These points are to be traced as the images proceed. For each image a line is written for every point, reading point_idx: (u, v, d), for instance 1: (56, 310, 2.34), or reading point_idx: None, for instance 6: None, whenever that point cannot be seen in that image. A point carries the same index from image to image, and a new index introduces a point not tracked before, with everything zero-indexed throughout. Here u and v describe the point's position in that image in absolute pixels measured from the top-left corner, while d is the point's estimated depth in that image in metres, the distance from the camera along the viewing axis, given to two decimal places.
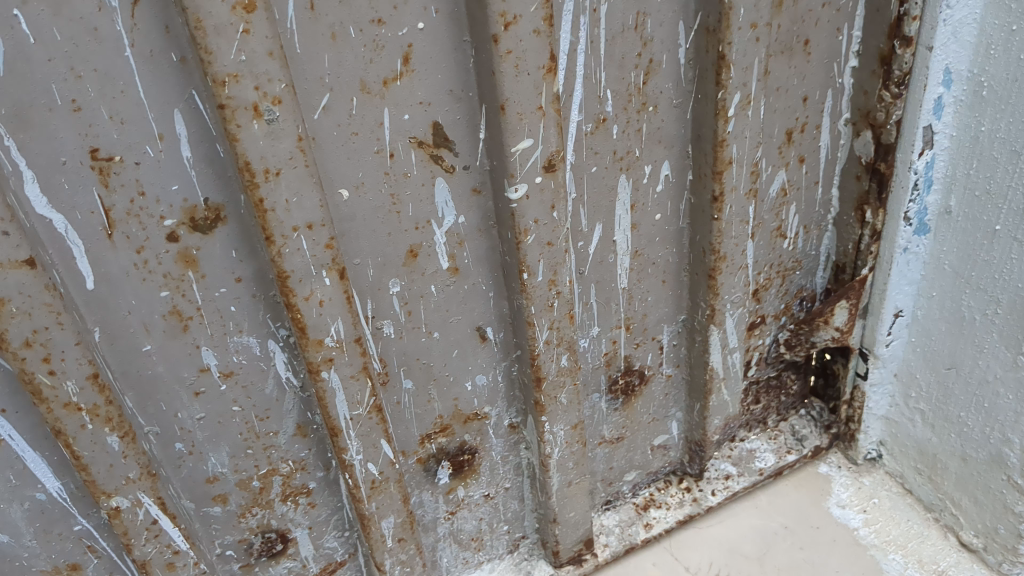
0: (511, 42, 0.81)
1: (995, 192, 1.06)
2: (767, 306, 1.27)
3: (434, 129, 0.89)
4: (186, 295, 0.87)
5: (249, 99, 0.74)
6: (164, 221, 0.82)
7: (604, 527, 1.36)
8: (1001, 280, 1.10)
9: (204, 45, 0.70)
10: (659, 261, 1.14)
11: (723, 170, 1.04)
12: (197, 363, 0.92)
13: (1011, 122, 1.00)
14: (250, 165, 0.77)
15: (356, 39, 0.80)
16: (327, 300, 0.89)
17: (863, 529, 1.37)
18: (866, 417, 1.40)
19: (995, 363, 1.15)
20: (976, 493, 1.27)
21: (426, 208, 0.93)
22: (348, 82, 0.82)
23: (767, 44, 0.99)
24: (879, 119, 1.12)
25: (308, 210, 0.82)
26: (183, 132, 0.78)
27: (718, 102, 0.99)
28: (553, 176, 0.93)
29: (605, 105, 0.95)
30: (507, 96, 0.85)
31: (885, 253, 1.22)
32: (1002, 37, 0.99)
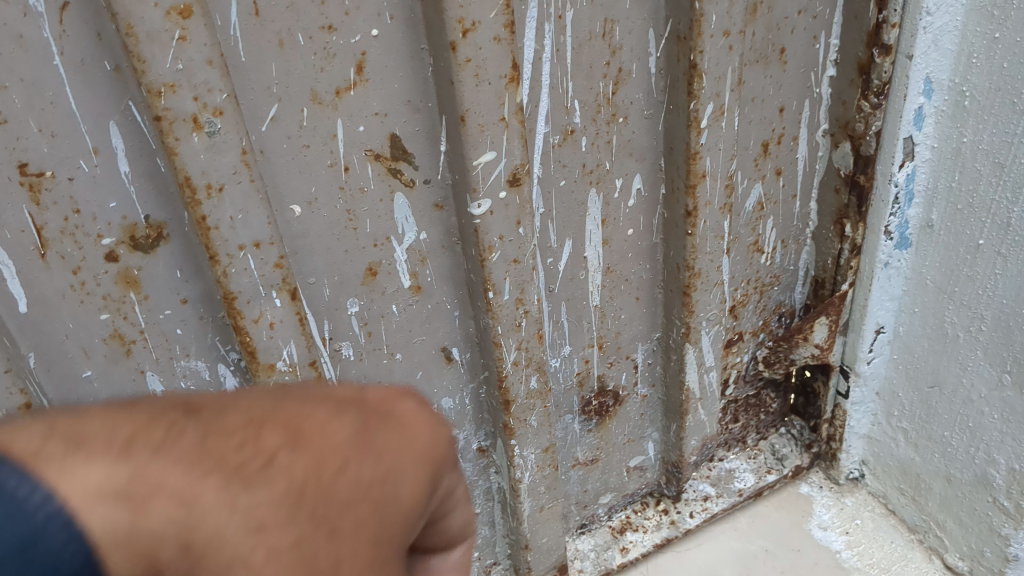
0: (470, 50, 0.77)
1: (978, 205, 1.03)
2: (744, 323, 1.23)
3: (392, 142, 0.84)
4: (127, 317, 0.82)
5: (188, 110, 0.69)
6: (101, 240, 0.77)
7: (579, 551, 1.32)
8: (985, 296, 1.06)
9: (136, 53, 0.65)
10: (632, 278, 1.09)
11: (696, 184, 1.00)
12: (142, 389, 0.87)
13: (995, 133, 0.97)
14: (190, 181, 0.72)
15: (305, 46, 0.75)
16: (278, 322, 0.84)
17: (845, 551, 1.33)
18: (847, 436, 1.36)
19: (979, 382, 1.11)
20: (961, 515, 1.23)
21: (385, 224, 0.89)
22: (298, 92, 0.77)
23: (741, 52, 0.95)
24: (857, 130, 1.08)
25: (255, 227, 0.77)
26: (120, 145, 0.74)
27: (691, 113, 0.95)
28: (518, 190, 0.88)
29: (572, 117, 0.91)
30: (467, 107, 0.80)
31: (866, 269, 1.18)
32: (984, 45, 0.95)
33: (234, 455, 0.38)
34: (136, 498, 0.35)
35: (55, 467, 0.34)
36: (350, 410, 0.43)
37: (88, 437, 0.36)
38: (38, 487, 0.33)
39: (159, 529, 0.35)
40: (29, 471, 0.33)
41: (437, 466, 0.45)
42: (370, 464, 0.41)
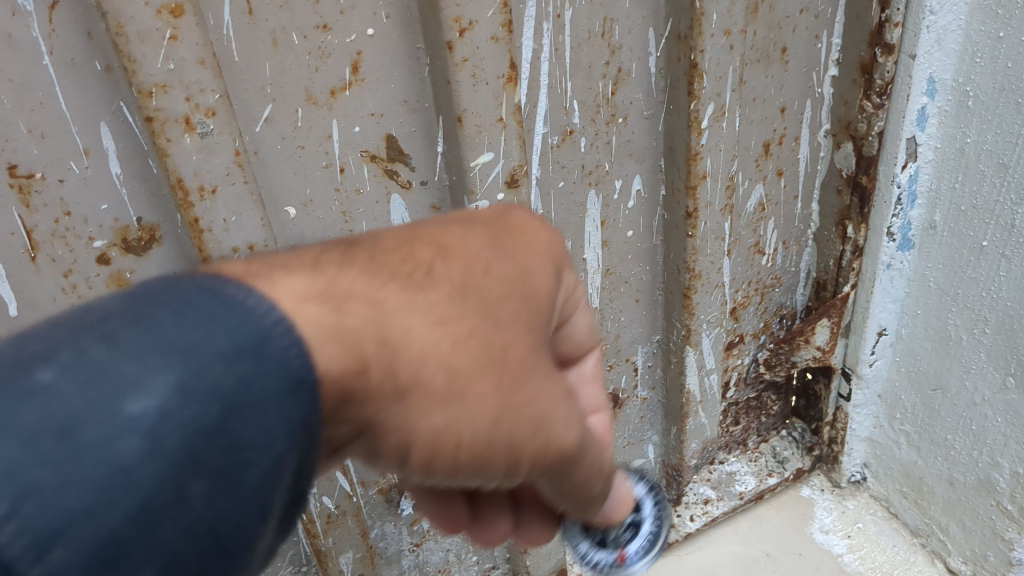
0: (467, 50, 0.76)
1: (982, 207, 1.01)
2: (745, 325, 1.22)
3: (388, 143, 0.83)
4: None
5: (180, 111, 0.68)
6: (93, 243, 0.76)
7: None
8: (989, 299, 1.05)
9: (126, 53, 0.64)
10: (631, 280, 1.08)
11: (697, 185, 0.99)
12: None
13: (999, 134, 0.96)
14: (182, 182, 0.71)
15: (299, 46, 0.74)
16: None
17: (847, 555, 1.32)
18: (849, 439, 1.35)
19: (983, 385, 1.10)
20: (964, 519, 1.22)
21: (382, 226, 0.88)
22: (292, 92, 0.76)
23: (742, 51, 0.93)
24: (860, 131, 1.07)
25: (249, 229, 0.76)
26: (112, 147, 0.72)
27: (691, 114, 0.93)
28: (517, 192, 0.87)
29: (571, 117, 0.90)
30: (464, 107, 0.79)
31: (868, 270, 1.17)
32: (988, 44, 0.94)
33: (403, 268, 0.51)
34: (338, 302, 0.46)
35: (265, 279, 0.45)
36: (483, 228, 0.58)
37: (289, 264, 0.48)
38: (256, 297, 0.43)
39: (361, 323, 0.46)
40: (248, 287, 0.43)
41: (558, 263, 0.61)
42: (508, 261, 0.56)
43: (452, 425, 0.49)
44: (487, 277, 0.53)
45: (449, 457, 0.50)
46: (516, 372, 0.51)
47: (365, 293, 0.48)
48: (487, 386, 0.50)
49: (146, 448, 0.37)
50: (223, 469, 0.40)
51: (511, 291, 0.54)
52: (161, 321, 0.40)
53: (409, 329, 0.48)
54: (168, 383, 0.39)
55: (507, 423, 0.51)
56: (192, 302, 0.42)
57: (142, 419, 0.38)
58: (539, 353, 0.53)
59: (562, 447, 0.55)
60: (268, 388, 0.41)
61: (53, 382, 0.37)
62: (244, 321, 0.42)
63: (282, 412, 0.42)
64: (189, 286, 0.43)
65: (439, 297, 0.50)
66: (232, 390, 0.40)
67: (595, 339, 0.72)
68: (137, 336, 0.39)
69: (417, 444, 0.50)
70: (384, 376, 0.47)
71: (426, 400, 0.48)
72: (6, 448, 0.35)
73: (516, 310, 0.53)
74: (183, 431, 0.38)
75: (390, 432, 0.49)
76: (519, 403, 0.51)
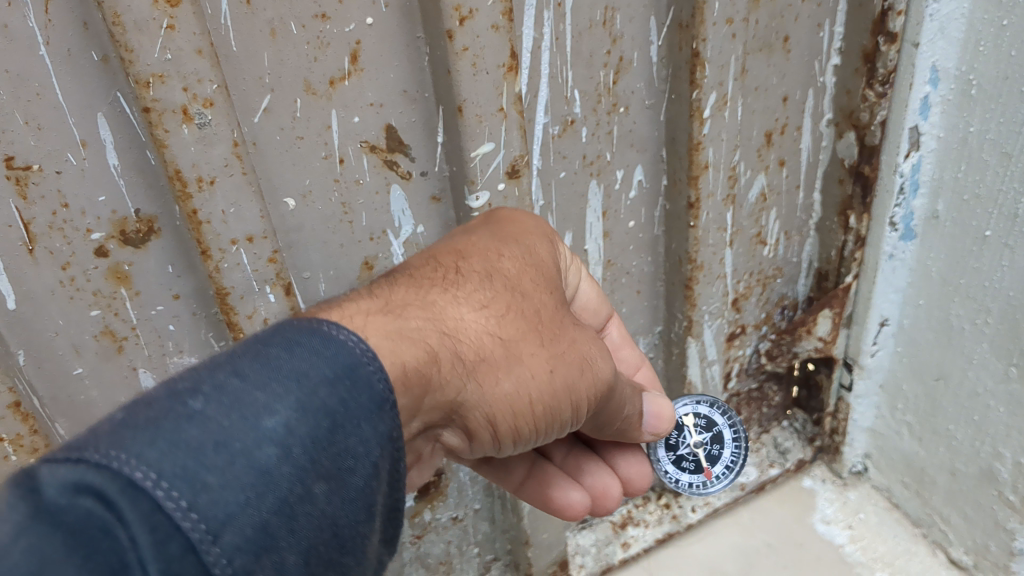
0: (467, 39, 0.75)
1: (984, 196, 1.01)
2: (747, 316, 1.22)
3: (387, 133, 0.82)
4: (119, 314, 0.80)
5: (178, 101, 0.67)
6: (90, 235, 0.75)
7: (580, 547, 1.30)
8: (991, 289, 1.04)
9: (123, 43, 0.63)
10: (633, 271, 1.08)
11: (698, 175, 0.98)
12: (135, 386, 0.86)
13: (1002, 123, 0.95)
14: (181, 173, 0.70)
15: (298, 36, 0.73)
16: (273, 318, 0.82)
17: (848, 545, 1.32)
18: (850, 430, 1.34)
19: (985, 375, 1.10)
20: (965, 509, 1.21)
21: (382, 217, 0.87)
22: (291, 82, 0.75)
23: (744, 40, 0.92)
24: (862, 120, 1.06)
25: (248, 221, 0.75)
26: (109, 138, 0.72)
27: (693, 103, 0.92)
28: (517, 182, 0.86)
29: (573, 107, 0.89)
30: (464, 97, 0.78)
31: (870, 260, 1.16)
32: (991, 32, 0.93)
33: (435, 274, 0.70)
34: (398, 313, 0.63)
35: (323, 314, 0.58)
36: (484, 230, 0.77)
37: (347, 305, 0.62)
38: (340, 331, 0.56)
39: (422, 324, 0.63)
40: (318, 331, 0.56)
41: (547, 244, 0.79)
42: (515, 241, 0.76)
43: (517, 385, 0.68)
44: (501, 270, 0.72)
45: (524, 412, 0.69)
46: (552, 332, 0.70)
47: (423, 305, 0.65)
48: (533, 348, 0.69)
49: (280, 453, 0.50)
50: (333, 470, 0.53)
51: (522, 271, 0.73)
52: (278, 358, 0.53)
53: (462, 320, 0.66)
54: (290, 406, 0.51)
55: (560, 371, 0.70)
56: (298, 340, 0.55)
57: (274, 432, 0.50)
58: (559, 311, 0.73)
59: (599, 377, 0.73)
60: (360, 405, 0.55)
61: (206, 409, 0.49)
62: (336, 351, 0.55)
63: (373, 424, 0.55)
64: (294, 327, 0.56)
65: (472, 293, 0.68)
66: (336, 408, 0.53)
67: (606, 307, 0.93)
68: (235, 381, 0.51)
69: (495, 406, 0.68)
70: (462, 361, 0.65)
71: (493, 371, 0.67)
72: (182, 460, 0.46)
73: (533, 280, 0.73)
74: (306, 441, 0.51)
75: (476, 404, 0.67)
76: (561, 351, 0.70)
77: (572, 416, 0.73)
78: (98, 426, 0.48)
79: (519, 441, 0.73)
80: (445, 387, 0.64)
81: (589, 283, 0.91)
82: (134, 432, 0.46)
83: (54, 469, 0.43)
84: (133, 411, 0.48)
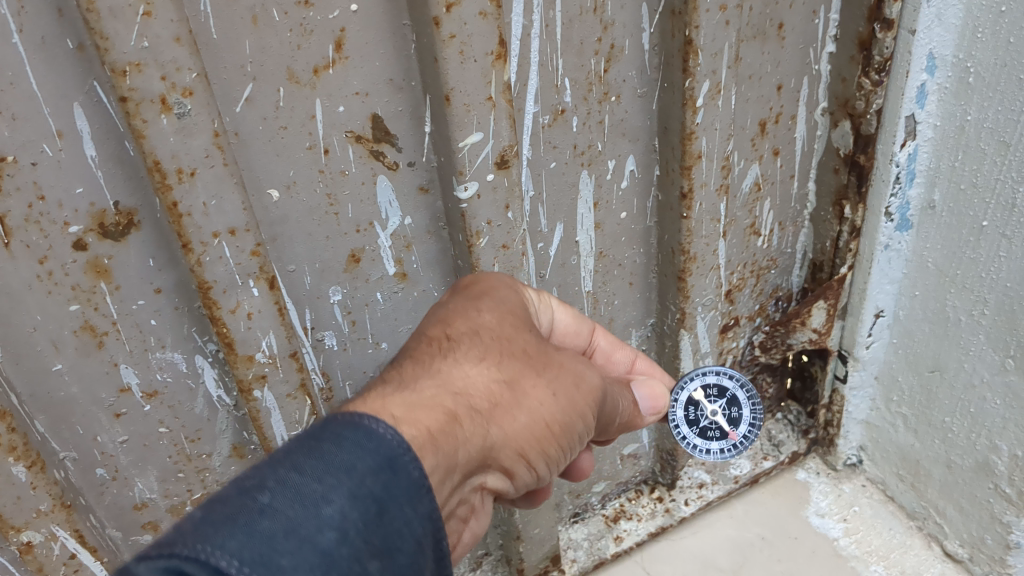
0: (454, 25, 0.73)
1: (981, 185, 0.99)
2: (740, 307, 1.20)
3: (373, 123, 0.81)
4: (98, 308, 0.78)
5: (156, 90, 0.65)
6: (68, 228, 0.73)
7: (572, 541, 1.30)
8: (988, 280, 1.03)
9: (98, 29, 0.61)
10: (625, 262, 1.06)
11: (691, 165, 0.96)
12: (116, 382, 0.84)
13: (1000, 111, 0.93)
14: (160, 165, 0.68)
15: (280, 22, 0.71)
16: (257, 312, 0.80)
17: (843, 539, 1.31)
18: (845, 422, 1.33)
19: (982, 366, 1.08)
20: (961, 502, 1.20)
21: (368, 209, 0.85)
22: (273, 71, 0.73)
23: (738, 27, 0.90)
24: (858, 109, 1.04)
25: (229, 214, 0.73)
26: (86, 128, 0.70)
27: (686, 92, 0.91)
28: (507, 173, 0.85)
29: (563, 95, 0.87)
30: (452, 86, 0.76)
31: (866, 251, 1.15)
32: (989, 18, 0.91)
33: (428, 350, 0.75)
34: (412, 388, 0.69)
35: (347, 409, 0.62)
36: (459, 297, 0.82)
37: (360, 399, 0.67)
38: (376, 421, 0.60)
39: (437, 391, 0.69)
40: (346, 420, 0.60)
41: (517, 293, 0.85)
42: (486, 296, 0.82)
43: (531, 416, 0.73)
44: (484, 326, 0.78)
45: (545, 435, 0.74)
46: (543, 363, 0.77)
47: (429, 376, 0.71)
48: (533, 379, 0.75)
49: (338, 537, 0.54)
50: (384, 549, 0.56)
51: (501, 322, 0.79)
52: (330, 452, 0.57)
53: (467, 378, 0.72)
54: (344, 494, 0.55)
55: (561, 391, 0.76)
56: (343, 435, 0.58)
57: (332, 518, 0.54)
58: (542, 343, 0.79)
59: (592, 386, 0.79)
60: (402, 488, 0.58)
61: (274, 502, 0.53)
62: (376, 445, 0.58)
63: (414, 506, 0.58)
64: (338, 421, 0.60)
65: (467, 353, 0.74)
66: (381, 494, 0.57)
67: (585, 324, 0.94)
68: (293, 474, 0.55)
69: (520, 442, 0.73)
70: (480, 411, 0.70)
71: (508, 412, 0.72)
72: (258, 547, 0.50)
73: (512, 325, 0.79)
74: (359, 525, 0.55)
75: (504, 446, 0.72)
76: (555, 374, 0.76)
77: (585, 428, 0.78)
78: (180, 523, 0.52)
79: (547, 468, 0.78)
80: (476, 438, 0.69)
81: (563, 308, 0.92)
82: (213, 526, 0.51)
83: (146, 563, 0.48)
84: (211, 508, 0.53)
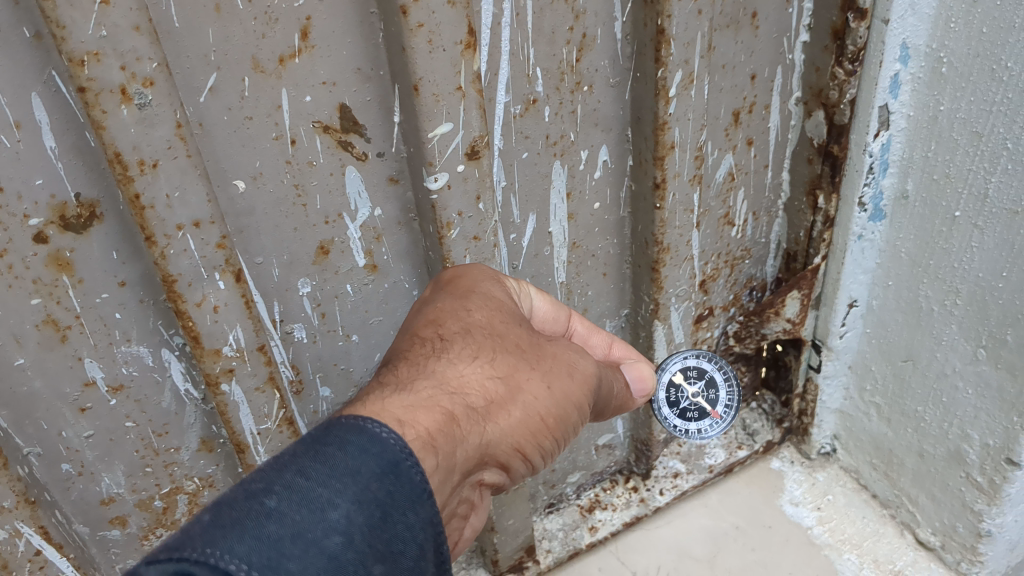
0: (422, 14, 0.72)
1: (954, 176, 0.99)
2: (715, 298, 1.20)
3: (341, 113, 0.79)
4: (61, 302, 0.77)
5: (115, 81, 0.64)
6: (28, 221, 0.72)
7: (547, 531, 1.29)
8: (960, 271, 1.03)
9: (54, 18, 0.60)
10: (599, 253, 1.06)
11: (664, 156, 0.96)
12: (81, 377, 0.82)
13: (973, 102, 0.93)
14: (121, 157, 0.67)
15: (244, 11, 0.70)
16: (223, 305, 0.79)
17: (816, 527, 1.31)
18: (819, 411, 1.33)
19: (954, 356, 1.09)
20: (933, 490, 1.21)
21: (337, 200, 0.84)
22: (237, 60, 0.72)
23: (710, 17, 0.90)
24: (832, 98, 1.04)
25: (193, 206, 0.72)
26: (44, 119, 0.68)
27: (658, 82, 0.90)
28: (477, 164, 0.84)
29: (535, 85, 0.87)
30: (420, 76, 0.75)
31: (839, 241, 1.15)
32: (962, 9, 0.91)
33: (420, 348, 0.76)
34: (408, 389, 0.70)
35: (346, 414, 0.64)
36: (446, 291, 0.82)
37: (357, 402, 0.68)
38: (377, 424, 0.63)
39: (433, 391, 0.70)
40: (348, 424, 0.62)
41: (504, 284, 0.85)
42: (475, 287, 0.82)
43: (526, 410, 0.75)
44: (475, 323, 0.78)
45: (540, 428, 0.76)
46: (537, 356, 0.78)
47: (426, 377, 0.72)
48: (527, 373, 0.76)
49: (344, 541, 0.58)
50: (387, 553, 0.60)
51: (492, 318, 0.79)
52: (335, 457, 0.60)
53: (462, 376, 0.73)
54: (349, 499, 0.59)
55: (556, 384, 0.77)
56: (349, 439, 0.61)
57: (338, 523, 0.58)
58: (534, 335, 0.80)
59: (587, 372, 0.80)
60: (404, 494, 0.61)
61: (281, 506, 0.57)
62: (377, 451, 0.61)
63: (416, 511, 0.62)
64: (341, 425, 0.63)
65: (461, 352, 0.75)
66: (384, 499, 0.60)
67: (562, 310, 0.93)
68: (301, 478, 0.59)
69: (515, 436, 0.75)
70: (476, 410, 0.72)
71: (503, 408, 0.74)
72: (266, 551, 0.55)
73: (503, 319, 0.80)
74: (364, 529, 0.59)
75: (501, 441, 0.74)
76: (549, 366, 0.78)
77: (580, 416, 0.80)
78: (189, 527, 0.56)
79: (543, 458, 0.80)
80: (473, 437, 0.71)
81: (539, 295, 0.91)
82: (222, 530, 0.55)
83: (155, 567, 0.52)
84: (218, 512, 0.57)
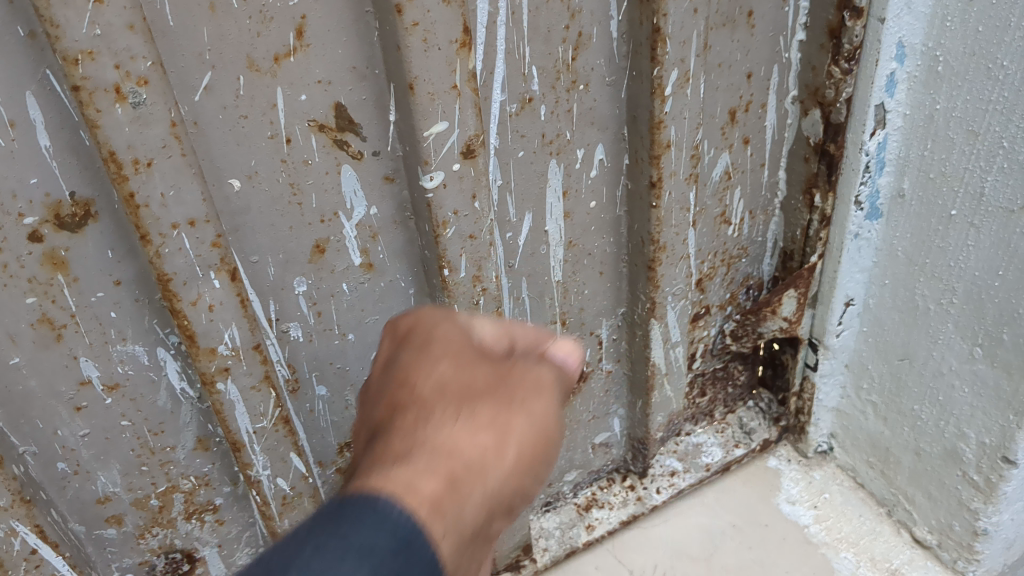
0: (417, 13, 0.72)
1: (950, 174, 0.99)
2: (711, 297, 1.20)
3: (336, 111, 0.79)
4: (56, 300, 0.77)
5: (110, 79, 0.64)
6: (23, 220, 0.72)
7: (544, 530, 1.29)
8: (957, 269, 1.03)
9: (48, 17, 0.60)
10: (595, 252, 1.06)
11: (660, 154, 0.96)
12: (76, 375, 0.82)
13: (969, 101, 0.93)
14: (115, 155, 0.67)
15: (239, 10, 0.70)
16: (218, 304, 0.79)
17: (813, 526, 1.32)
18: (816, 409, 1.33)
19: (950, 355, 1.09)
20: (929, 489, 1.21)
21: (333, 198, 0.84)
22: (232, 59, 0.72)
23: (706, 15, 0.90)
24: (828, 97, 1.04)
25: (188, 204, 0.72)
26: (39, 118, 0.68)
27: (654, 80, 0.90)
28: (473, 162, 0.84)
29: (531, 84, 0.86)
30: (416, 74, 0.75)
31: (836, 240, 1.15)
32: (958, 8, 0.91)
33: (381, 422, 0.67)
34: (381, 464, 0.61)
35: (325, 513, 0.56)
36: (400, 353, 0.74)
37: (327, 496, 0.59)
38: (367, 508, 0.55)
39: (413, 455, 0.61)
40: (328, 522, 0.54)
41: (461, 326, 0.78)
42: (430, 339, 0.75)
43: (520, 447, 0.65)
44: (447, 378, 0.69)
45: (539, 462, 0.67)
46: (511, 393, 0.68)
47: (403, 446, 0.62)
48: (504, 409, 0.66)
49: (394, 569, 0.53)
50: None
51: (449, 363, 0.70)
52: (347, 529, 0.54)
53: (437, 438, 0.63)
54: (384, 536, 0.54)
55: (539, 411, 0.68)
56: (346, 501, 0.56)
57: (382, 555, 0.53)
58: (496, 369, 0.70)
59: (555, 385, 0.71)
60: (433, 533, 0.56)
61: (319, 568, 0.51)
62: (396, 517, 0.55)
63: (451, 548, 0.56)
64: (325, 516, 0.55)
65: (443, 415, 0.65)
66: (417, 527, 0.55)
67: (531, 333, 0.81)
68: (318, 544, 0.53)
69: (517, 478, 0.65)
70: (468, 465, 0.62)
71: (493, 452, 0.64)
72: None
73: (461, 361, 0.71)
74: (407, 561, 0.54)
75: (506, 490, 0.64)
76: (525, 391, 0.69)
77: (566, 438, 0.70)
78: None
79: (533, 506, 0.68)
80: (477, 491, 0.62)
81: (492, 327, 0.79)
82: None
83: None
84: None
